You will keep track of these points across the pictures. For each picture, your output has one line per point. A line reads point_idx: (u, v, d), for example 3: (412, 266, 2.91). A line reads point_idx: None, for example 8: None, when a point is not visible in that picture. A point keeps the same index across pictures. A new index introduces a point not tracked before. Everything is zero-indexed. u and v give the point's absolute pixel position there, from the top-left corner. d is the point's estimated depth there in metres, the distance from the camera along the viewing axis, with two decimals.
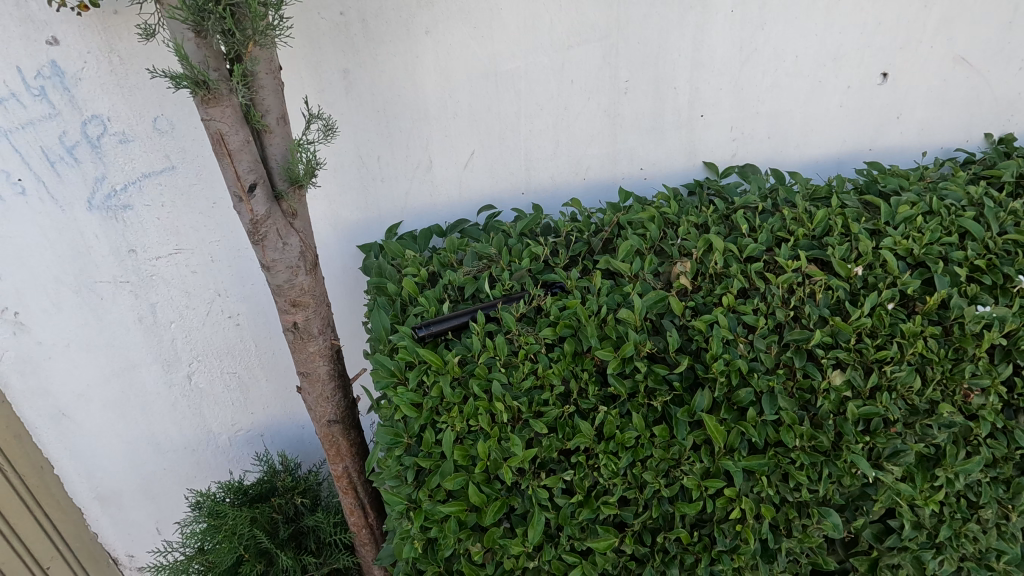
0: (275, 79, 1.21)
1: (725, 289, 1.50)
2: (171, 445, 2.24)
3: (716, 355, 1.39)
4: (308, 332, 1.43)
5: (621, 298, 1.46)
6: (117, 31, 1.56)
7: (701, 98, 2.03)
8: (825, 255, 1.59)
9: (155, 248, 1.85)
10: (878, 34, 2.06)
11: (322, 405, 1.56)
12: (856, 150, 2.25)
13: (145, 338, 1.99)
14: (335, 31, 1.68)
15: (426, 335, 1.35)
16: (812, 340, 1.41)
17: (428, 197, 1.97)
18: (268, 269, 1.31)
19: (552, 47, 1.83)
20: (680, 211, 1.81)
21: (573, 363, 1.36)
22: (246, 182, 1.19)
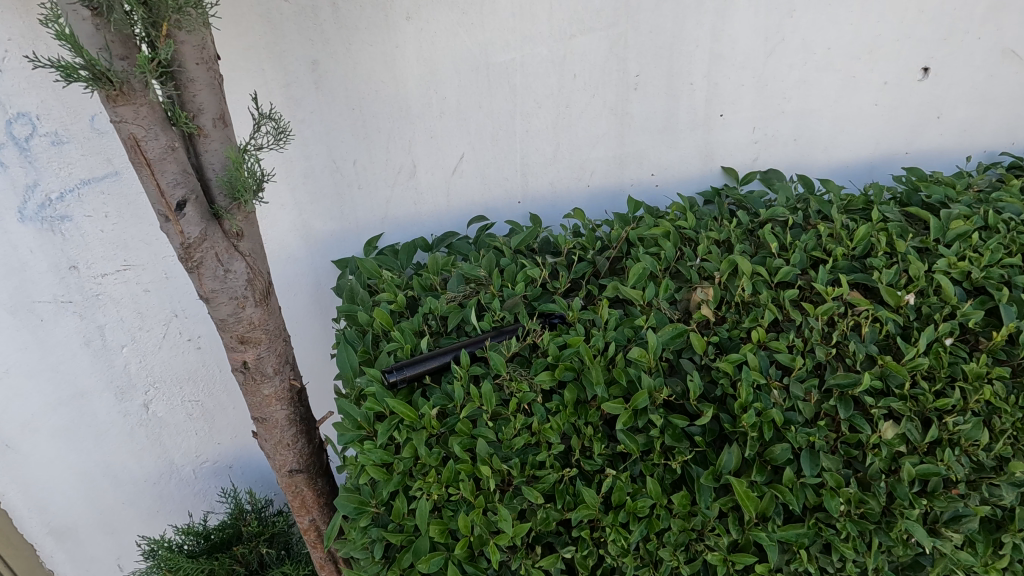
0: (209, 70, 0.97)
1: (754, 322, 1.27)
2: (129, 478, 2.00)
3: (745, 404, 1.18)
4: (261, 373, 1.21)
5: (631, 332, 1.24)
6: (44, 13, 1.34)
7: (720, 95, 1.77)
8: (869, 280, 1.36)
9: (101, 264, 1.62)
10: (918, 24, 1.79)
11: (281, 453, 1.33)
12: (890, 155, 1.99)
13: (94, 363, 1.76)
14: (301, 16, 1.45)
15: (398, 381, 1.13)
16: (860, 387, 1.19)
17: (411, 206, 1.74)
18: (208, 300, 1.09)
19: (551, 36, 1.59)
20: (697, 225, 1.58)
21: (575, 414, 1.14)
22: (173, 198, 0.96)
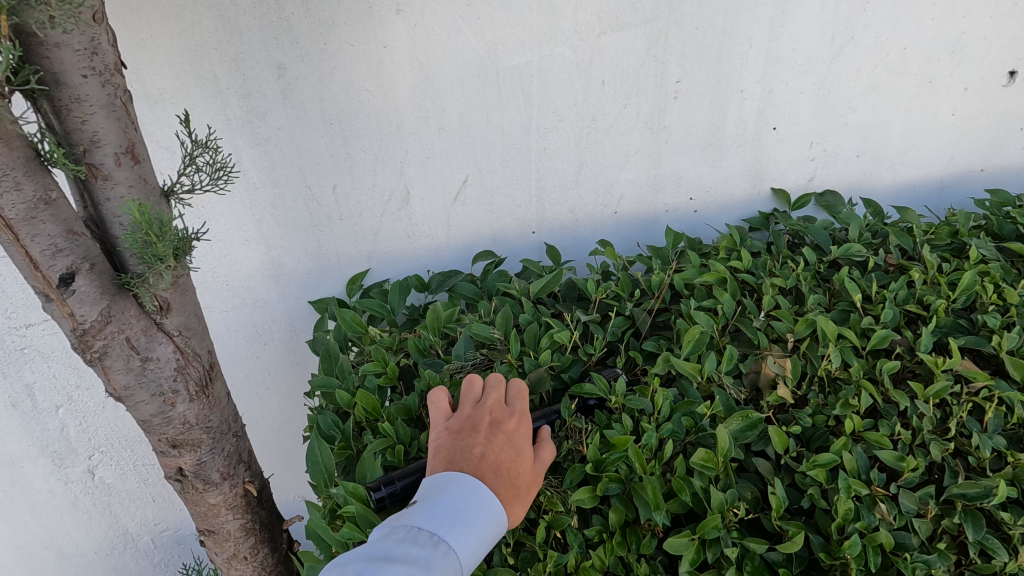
0: (105, 83, 0.67)
1: (847, 408, 0.98)
2: (75, 551, 1.70)
3: (845, 524, 0.89)
4: (204, 480, 0.92)
5: (691, 422, 0.96)
6: None
7: (775, 104, 1.48)
8: (984, 345, 1.07)
9: (24, 313, 1.32)
10: (1012, 18, 1.47)
11: (236, 568, 1.04)
12: (965, 174, 1.68)
13: (24, 427, 1.47)
14: (262, 8, 1.14)
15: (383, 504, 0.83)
16: (994, 500, 0.89)
17: (404, 239, 1.45)
18: (122, 399, 0.79)
19: (576, 33, 1.29)
20: (754, 266, 1.29)
21: (624, 542, 0.86)
22: (53, 270, 0.66)
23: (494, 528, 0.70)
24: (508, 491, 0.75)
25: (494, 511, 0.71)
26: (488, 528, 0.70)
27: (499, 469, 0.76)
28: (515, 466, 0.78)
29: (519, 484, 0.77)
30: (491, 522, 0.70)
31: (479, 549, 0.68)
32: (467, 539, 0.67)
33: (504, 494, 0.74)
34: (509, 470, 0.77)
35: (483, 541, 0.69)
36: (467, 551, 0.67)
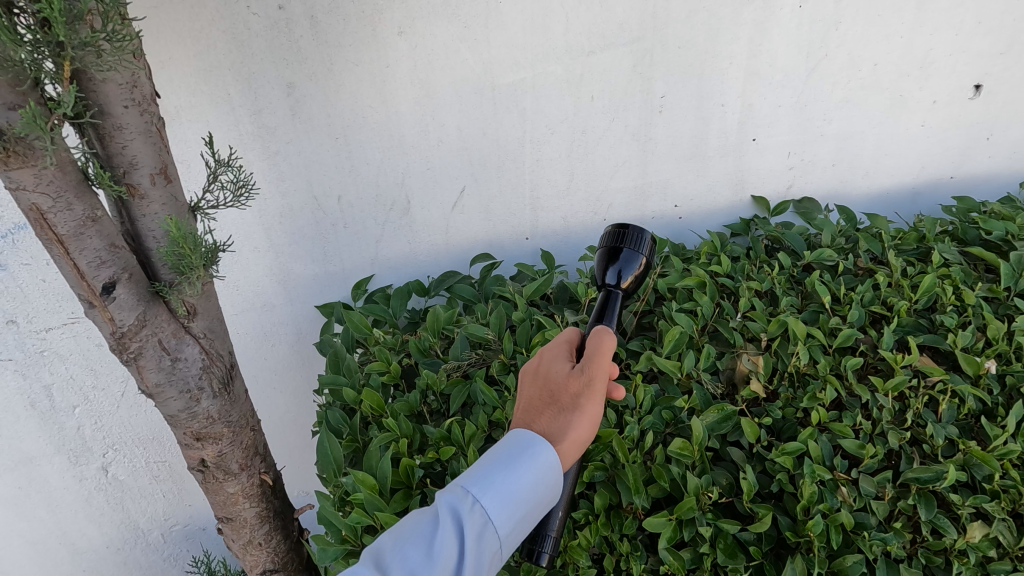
0: (143, 112, 0.75)
1: (814, 401, 1.07)
2: (88, 545, 1.76)
3: (810, 506, 0.98)
4: (223, 471, 1.00)
5: (670, 415, 1.05)
6: None
7: (755, 116, 1.57)
8: (941, 343, 1.17)
9: (44, 317, 1.39)
10: (976, 37, 1.57)
11: (251, 553, 1.11)
12: (936, 182, 1.78)
13: (41, 426, 1.54)
14: (273, 32, 1.22)
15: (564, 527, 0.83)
16: (944, 482, 0.98)
17: (404, 245, 1.53)
18: (152, 395, 0.87)
19: (567, 52, 1.38)
20: (733, 270, 1.38)
21: (608, 524, 0.94)
22: (97, 279, 0.74)
23: (529, 473, 0.72)
24: (546, 419, 0.79)
25: (526, 455, 0.73)
26: (521, 476, 0.72)
27: (533, 410, 0.81)
28: (548, 391, 0.81)
29: (558, 400, 0.79)
30: (524, 468, 0.72)
31: (515, 503, 0.71)
32: (498, 494, 0.71)
33: (536, 423, 0.78)
34: (544, 400, 0.81)
35: (517, 492, 0.71)
36: (499, 507, 0.70)
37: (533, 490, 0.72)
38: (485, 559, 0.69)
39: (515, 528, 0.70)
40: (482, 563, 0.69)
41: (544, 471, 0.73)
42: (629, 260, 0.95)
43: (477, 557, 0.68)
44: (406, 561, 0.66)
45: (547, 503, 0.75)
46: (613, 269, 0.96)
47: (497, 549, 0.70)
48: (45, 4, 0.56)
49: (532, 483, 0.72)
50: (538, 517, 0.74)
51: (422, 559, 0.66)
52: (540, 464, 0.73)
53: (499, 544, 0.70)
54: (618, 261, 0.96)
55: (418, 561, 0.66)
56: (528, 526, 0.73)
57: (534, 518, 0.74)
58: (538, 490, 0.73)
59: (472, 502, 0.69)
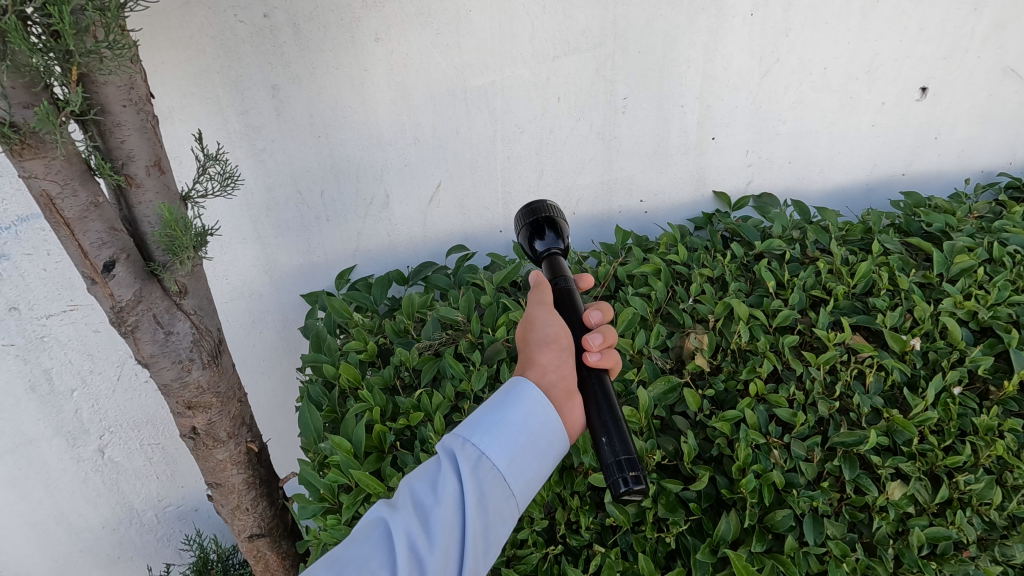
0: (139, 111, 0.85)
1: (752, 374, 1.18)
2: (85, 525, 1.84)
3: (744, 466, 1.09)
4: (212, 438, 1.09)
5: (621, 387, 1.16)
6: None
7: (713, 117, 1.68)
8: (873, 323, 1.29)
9: (45, 304, 1.48)
10: (920, 42, 1.67)
11: (239, 517, 1.21)
12: (888, 178, 1.88)
13: (41, 409, 1.62)
14: (258, 38, 1.32)
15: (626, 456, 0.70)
16: (865, 445, 1.09)
17: (384, 237, 1.63)
18: (147, 365, 0.96)
19: (534, 57, 1.49)
20: (689, 259, 1.49)
21: (560, 481, 1.05)
22: (99, 258, 0.84)
23: (518, 404, 0.71)
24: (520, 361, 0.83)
25: (508, 387, 0.73)
26: (511, 410, 0.70)
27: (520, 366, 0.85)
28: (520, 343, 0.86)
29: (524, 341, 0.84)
30: (509, 398, 0.71)
31: (511, 434, 0.68)
32: (491, 429, 0.69)
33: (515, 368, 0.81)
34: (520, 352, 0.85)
35: (509, 425, 0.69)
36: (495, 440, 0.68)
37: (531, 423, 0.71)
38: (491, 496, 0.66)
39: (515, 460, 0.67)
40: (489, 500, 0.66)
41: (532, 400, 0.72)
42: (554, 231, 0.97)
43: (481, 491, 0.66)
44: (409, 500, 0.65)
45: (552, 438, 0.72)
46: (543, 246, 0.96)
47: (505, 485, 0.67)
48: (56, 19, 0.65)
49: (521, 412, 0.70)
50: (546, 454, 0.71)
51: (425, 496, 0.65)
52: (525, 395, 0.72)
53: (504, 478, 0.67)
54: (545, 234, 0.97)
55: (421, 498, 0.65)
56: (535, 462, 0.70)
57: (543, 456, 0.71)
58: (533, 420, 0.70)
59: (464, 438, 0.67)
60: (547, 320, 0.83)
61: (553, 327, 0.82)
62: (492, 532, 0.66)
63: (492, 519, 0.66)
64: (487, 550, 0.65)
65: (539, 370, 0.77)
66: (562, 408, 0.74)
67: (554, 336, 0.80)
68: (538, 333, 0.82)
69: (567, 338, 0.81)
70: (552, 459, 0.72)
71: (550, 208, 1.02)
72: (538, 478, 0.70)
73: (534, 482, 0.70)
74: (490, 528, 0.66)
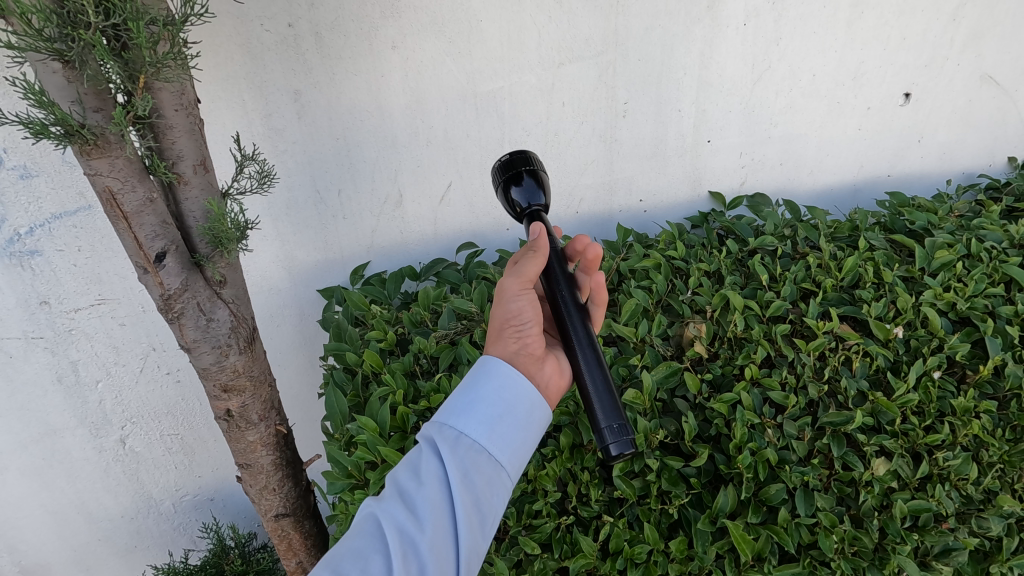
0: (188, 114, 0.92)
1: (747, 360, 1.27)
2: (104, 515, 1.89)
3: (740, 444, 1.17)
4: (245, 420, 1.17)
5: (626, 371, 1.25)
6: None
7: (708, 121, 1.77)
8: (859, 313, 1.38)
9: (74, 298, 1.55)
10: (902, 51, 1.77)
11: (266, 498, 1.28)
12: (874, 179, 1.98)
13: (66, 401, 1.68)
14: (283, 46, 1.40)
15: (620, 417, 0.81)
16: (851, 424, 1.18)
17: (397, 234, 1.71)
18: (189, 350, 1.03)
19: (540, 64, 1.57)
20: (687, 255, 1.58)
21: (571, 458, 1.16)
22: (152, 249, 0.91)
23: (487, 383, 0.79)
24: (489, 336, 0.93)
25: (477, 368, 0.81)
26: (480, 389, 0.78)
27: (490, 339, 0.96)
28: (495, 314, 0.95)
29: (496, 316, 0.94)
30: (478, 379, 0.80)
31: (483, 410, 0.77)
32: (465, 410, 0.77)
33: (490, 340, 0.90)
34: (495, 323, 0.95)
35: (482, 403, 0.77)
36: (469, 419, 0.76)
37: (502, 397, 0.78)
38: (474, 469, 0.74)
39: (490, 432, 0.75)
40: (473, 472, 0.74)
41: (499, 375, 0.80)
42: (533, 180, 1.02)
43: (462, 467, 0.73)
44: (397, 489, 0.73)
45: (527, 406, 0.80)
46: (523, 197, 1.02)
47: (486, 456, 0.75)
48: (132, 33, 0.73)
49: (489, 388, 0.78)
50: (521, 423, 0.78)
51: (411, 483, 0.73)
52: (493, 372, 0.80)
53: (483, 448, 0.75)
54: (526, 191, 1.02)
55: (406, 485, 0.72)
56: (513, 431, 0.77)
57: (520, 424, 0.79)
58: (504, 393, 0.78)
59: (440, 423, 0.75)
60: (512, 299, 0.90)
61: (517, 305, 0.90)
62: (482, 501, 0.73)
63: (479, 488, 0.73)
64: (479, 518, 0.72)
65: (501, 346, 0.87)
66: (529, 373, 0.86)
67: (515, 314, 0.89)
68: (501, 315, 0.90)
69: (531, 314, 0.90)
70: (532, 425, 0.80)
71: (534, 161, 1.06)
72: (520, 445, 0.78)
73: (516, 449, 0.78)
74: (479, 497, 0.73)
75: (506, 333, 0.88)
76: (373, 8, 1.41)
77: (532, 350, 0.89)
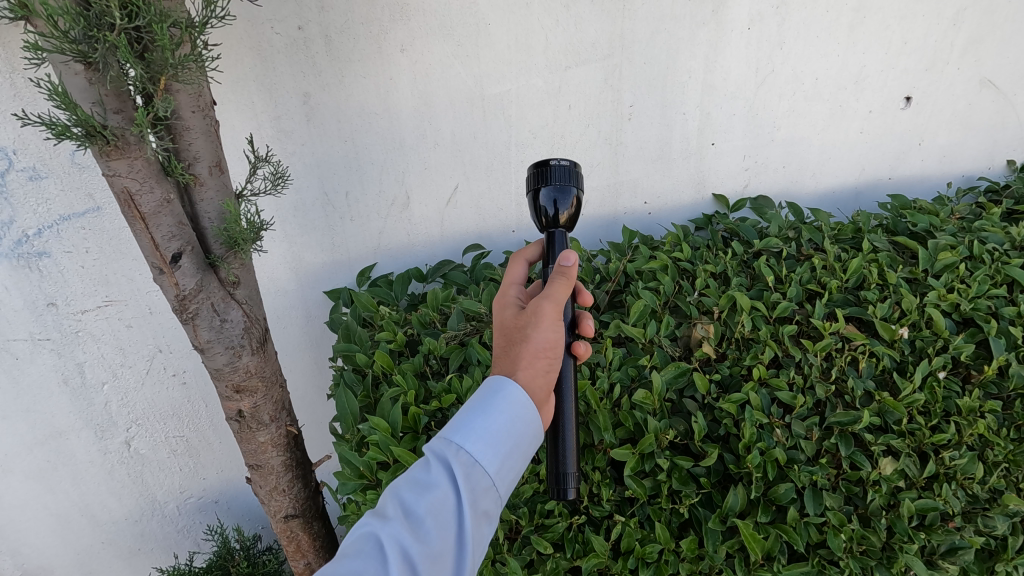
0: (205, 116, 0.93)
1: (755, 360, 1.28)
2: (108, 518, 1.88)
3: (749, 444, 1.18)
4: (256, 421, 1.17)
5: (635, 372, 1.26)
6: (7, 42, 1.24)
7: (713, 124, 1.79)
8: (864, 313, 1.39)
9: (82, 300, 1.55)
10: (903, 55, 1.79)
11: (276, 499, 1.28)
12: (876, 182, 1.99)
13: (72, 403, 1.68)
14: (292, 49, 1.41)
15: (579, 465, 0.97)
16: (859, 424, 1.19)
17: (403, 236, 1.71)
18: (202, 350, 1.04)
19: (547, 68, 1.58)
20: (693, 256, 1.59)
21: (582, 458, 1.17)
22: (168, 250, 0.92)
23: (504, 411, 0.81)
24: (508, 354, 0.91)
25: (493, 395, 0.82)
26: (497, 416, 0.80)
27: (500, 353, 0.94)
28: (514, 331, 0.94)
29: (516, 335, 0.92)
30: (494, 406, 0.81)
31: (496, 438, 0.79)
32: (477, 435, 0.78)
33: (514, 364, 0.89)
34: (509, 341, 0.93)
35: (496, 432, 0.79)
36: (481, 446, 0.78)
37: (512, 428, 0.81)
38: (480, 498, 0.76)
39: (502, 462, 0.78)
40: (478, 502, 0.76)
41: (516, 406, 0.82)
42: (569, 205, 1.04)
43: (472, 493, 0.75)
44: (403, 509, 0.72)
45: (530, 439, 0.83)
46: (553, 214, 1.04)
47: (491, 485, 0.77)
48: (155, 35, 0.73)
49: (508, 418, 0.80)
50: (524, 455, 0.82)
51: (418, 504, 0.72)
52: (510, 400, 0.82)
53: (491, 477, 0.77)
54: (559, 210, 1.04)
55: (414, 507, 0.72)
56: (517, 463, 0.81)
57: (521, 456, 0.82)
58: (516, 424, 0.81)
59: (453, 447, 0.76)
60: (549, 327, 0.92)
61: (552, 335, 0.92)
62: (480, 529, 0.76)
63: (479, 517, 0.76)
64: (475, 546, 0.75)
65: (531, 376, 0.88)
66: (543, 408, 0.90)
67: (547, 346, 0.91)
68: (536, 343, 0.91)
69: (557, 347, 0.93)
70: (525, 459, 0.84)
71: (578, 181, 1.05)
72: (515, 477, 0.82)
73: (512, 481, 0.81)
74: (480, 525, 0.75)
75: (540, 362, 0.90)
76: (382, 12, 1.43)
77: (551, 382, 0.93)
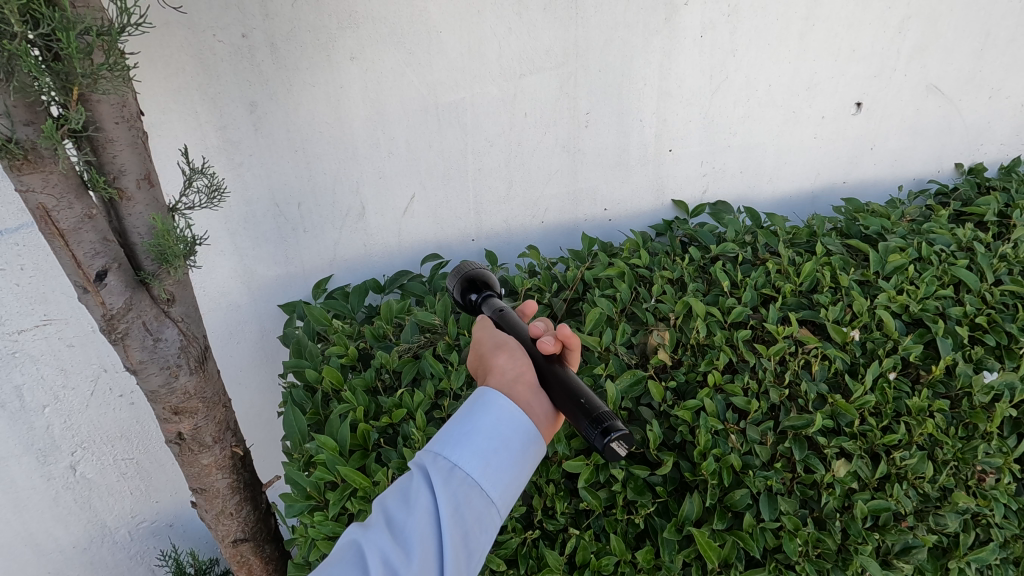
0: (131, 127, 0.89)
1: (710, 366, 1.29)
2: (52, 548, 1.78)
3: (704, 451, 1.18)
4: (198, 443, 1.12)
5: (590, 381, 1.26)
6: None
7: (669, 130, 1.79)
8: (817, 317, 1.41)
9: (17, 320, 1.48)
10: (853, 62, 1.83)
11: (224, 523, 1.23)
12: (832, 186, 2.03)
13: (9, 427, 1.59)
14: (236, 56, 1.37)
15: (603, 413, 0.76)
16: (812, 427, 1.20)
17: (360, 246, 1.68)
18: (136, 371, 0.99)
19: (501, 76, 1.57)
20: (652, 263, 1.59)
21: (536, 471, 1.16)
22: (92, 267, 0.87)
23: (488, 413, 0.72)
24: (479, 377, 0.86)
25: (476, 398, 0.74)
26: (481, 418, 0.72)
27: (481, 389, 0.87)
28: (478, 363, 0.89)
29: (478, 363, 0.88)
30: (475, 411, 0.72)
31: (481, 440, 0.70)
32: (462, 439, 0.70)
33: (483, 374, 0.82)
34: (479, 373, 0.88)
35: (481, 434, 0.71)
36: (465, 450, 0.69)
37: (500, 429, 0.72)
38: (466, 506, 0.67)
39: (487, 463, 0.69)
40: (464, 510, 0.67)
41: (503, 408, 0.73)
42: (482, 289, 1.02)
43: (455, 500, 0.67)
44: (382, 517, 0.66)
45: (527, 442, 0.73)
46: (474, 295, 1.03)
47: (479, 490, 0.68)
48: (62, 43, 0.70)
49: (492, 420, 0.71)
50: (520, 457, 0.72)
51: (398, 512, 0.66)
52: (494, 402, 0.74)
53: (476, 482, 0.68)
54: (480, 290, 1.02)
55: (394, 514, 0.66)
56: (511, 467, 0.71)
57: (517, 458, 0.72)
58: (503, 424, 0.72)
59: (435, 452, 0.69)
60: (496, 332, 0.88)
61: (503, 335, 0.87)
62: (471, 540, 0.67)
63: (469, 524, 0.66)
64: (466, 558, 0.66)
65: (497, 372, 0.80)
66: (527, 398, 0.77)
67: (505, 341, 0.85)
68: (490, 343, 0.86)
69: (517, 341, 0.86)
70: (526, 460, 0.73)
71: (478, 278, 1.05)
72: (514, 480, 0.71)
73: (510, 489, 0.71)
74: (468, 535, 0.66)
75: (501, 357, 0.83)
76: (330, 19, 1.40)
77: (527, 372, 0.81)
